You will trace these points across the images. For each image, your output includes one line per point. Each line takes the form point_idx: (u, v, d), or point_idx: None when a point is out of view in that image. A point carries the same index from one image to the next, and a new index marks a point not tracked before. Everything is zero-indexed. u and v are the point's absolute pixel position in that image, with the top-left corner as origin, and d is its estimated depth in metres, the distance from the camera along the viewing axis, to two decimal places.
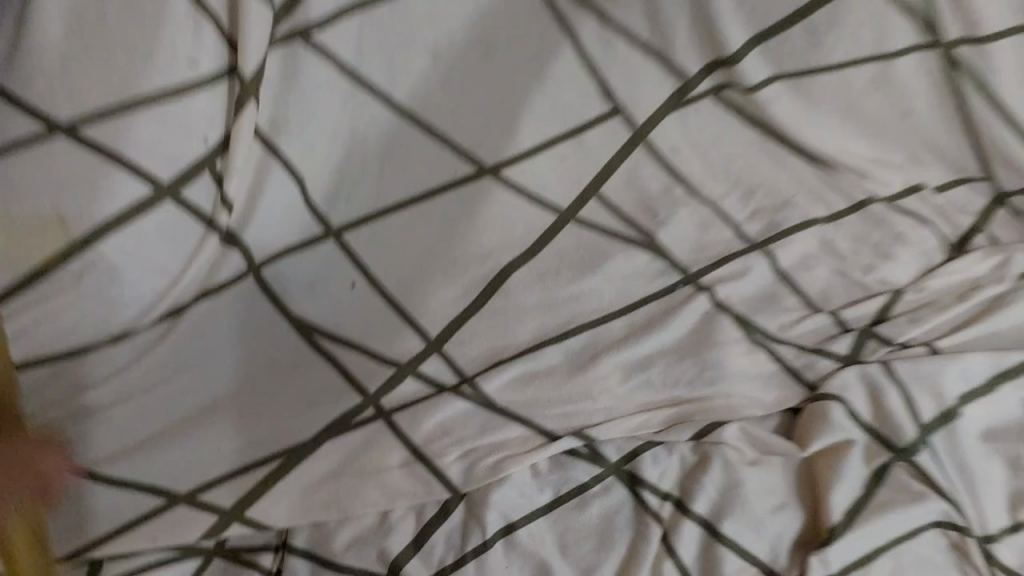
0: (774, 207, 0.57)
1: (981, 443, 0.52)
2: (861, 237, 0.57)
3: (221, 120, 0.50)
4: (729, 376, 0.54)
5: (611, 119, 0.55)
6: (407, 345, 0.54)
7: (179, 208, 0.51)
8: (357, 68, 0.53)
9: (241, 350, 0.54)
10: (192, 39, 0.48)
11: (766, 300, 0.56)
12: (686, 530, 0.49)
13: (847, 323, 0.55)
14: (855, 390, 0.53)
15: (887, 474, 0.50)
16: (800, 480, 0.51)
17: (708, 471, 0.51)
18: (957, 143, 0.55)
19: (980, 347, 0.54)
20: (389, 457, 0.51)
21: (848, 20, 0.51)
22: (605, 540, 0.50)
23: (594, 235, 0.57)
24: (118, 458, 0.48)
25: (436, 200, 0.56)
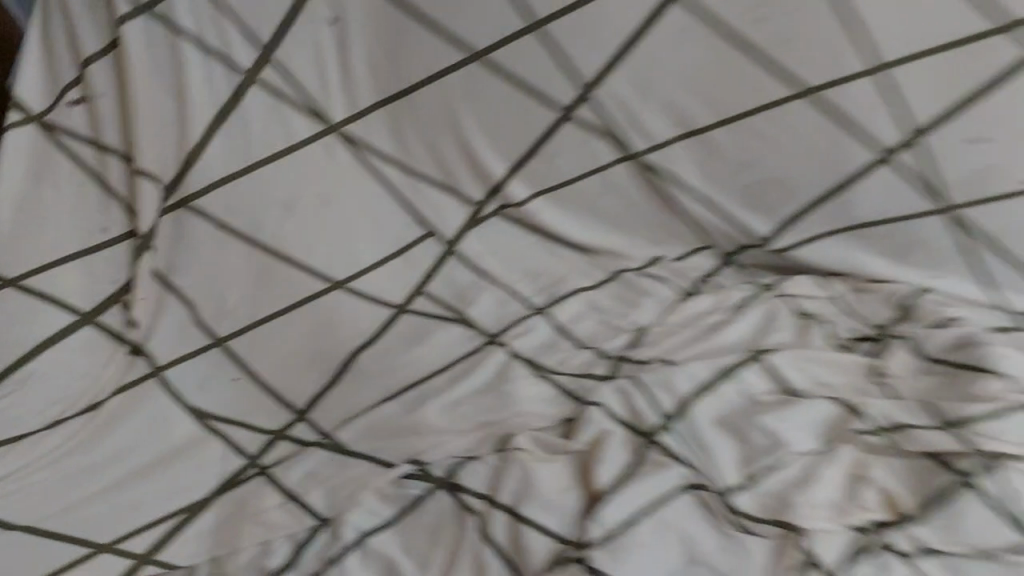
0: (555, 282, 0.85)
1: (714, 426, 0.72)
2: (618, 296, 0.85)
3: (123, 269, 0.80)
4: (518, 402, 0.74)
5: (427, 238, 0.85)
6: (280, 418, 0.75)
7: (97, 330, 0.78)
8: (242, 226, 0.81)
9: (152, 441, 0.72)
10: (101, 217, 0.80)
11: (549, 346, 0.79)
12: (496, 518, 0.65)
13: (608, 355, 0.78)
14: (612, 399, 0.73)
15: (641, 456, 0.69)
16: (578, 470, 0.69)
17: (508, 473, 0.68)
18: (670, 224, 0.87)
19: (700, 356, 0.77)
20: (267, 501, 0.68)
21: (565, 155, 0.83)
22: (436, 536, 0.66)
23: (423, 320, 0.81)
24: (57, 517, 0.67)
25: (303, 308, 0.80)
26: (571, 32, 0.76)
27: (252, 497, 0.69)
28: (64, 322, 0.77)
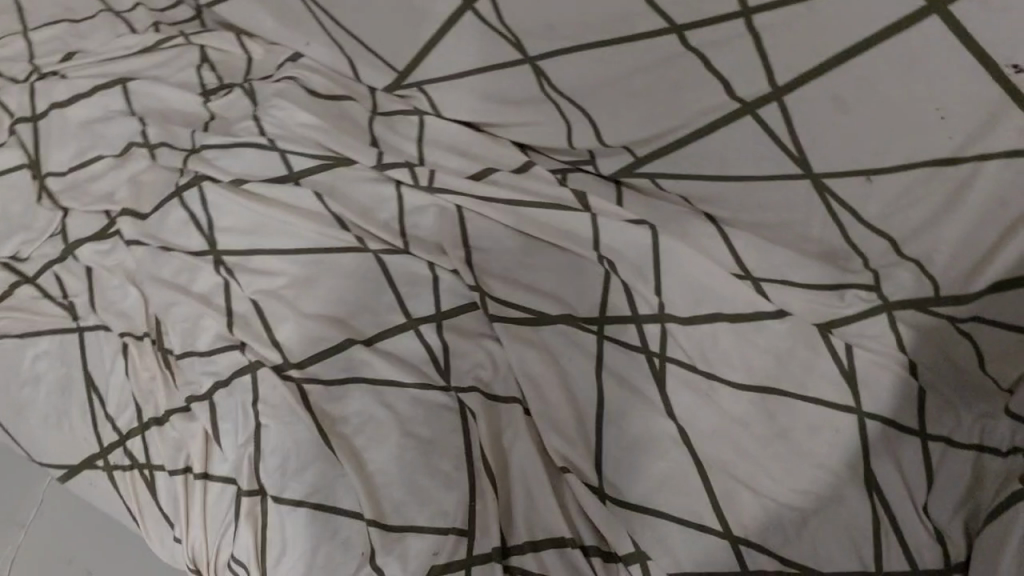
0: (692, 302, 0.75)
1: (771, 558, 0.66)
2: (730, 349, 0.73)
3: (387, 306, 0.81)
4: (614, 421, 0.72)
5: (572, 255, 0.78)
6: (452, 302, 0.80)
7: (569, 261, 0.78)
8: (461, 207, 0.82)
9: (521, 286, 0.78)
10: (340, 283, 0.82)
11: (627, 372, 0.73)
12: (713, 547, 0.66)
13: (677, 414, 0.71)
14: (679, 468, 0.69)
15: (741, 549, 0.66)
16: (685, 531, 0.67)
17: (654, 525, 0.67)
18: (821, 271, 0.74)
19: (780, 453, 0.69)
20: (499, 457, 0.73)
21: (735, 159, 0.72)
22: (695, 560, 0.66)
23: (527, 315, 0.77)
24: (501, 301, 0.78)
25: (419, 324, 0.80)
26: (785, 29, 0.60)
27: (647, 530, 0.67)
28: (345, 243, 0.83)
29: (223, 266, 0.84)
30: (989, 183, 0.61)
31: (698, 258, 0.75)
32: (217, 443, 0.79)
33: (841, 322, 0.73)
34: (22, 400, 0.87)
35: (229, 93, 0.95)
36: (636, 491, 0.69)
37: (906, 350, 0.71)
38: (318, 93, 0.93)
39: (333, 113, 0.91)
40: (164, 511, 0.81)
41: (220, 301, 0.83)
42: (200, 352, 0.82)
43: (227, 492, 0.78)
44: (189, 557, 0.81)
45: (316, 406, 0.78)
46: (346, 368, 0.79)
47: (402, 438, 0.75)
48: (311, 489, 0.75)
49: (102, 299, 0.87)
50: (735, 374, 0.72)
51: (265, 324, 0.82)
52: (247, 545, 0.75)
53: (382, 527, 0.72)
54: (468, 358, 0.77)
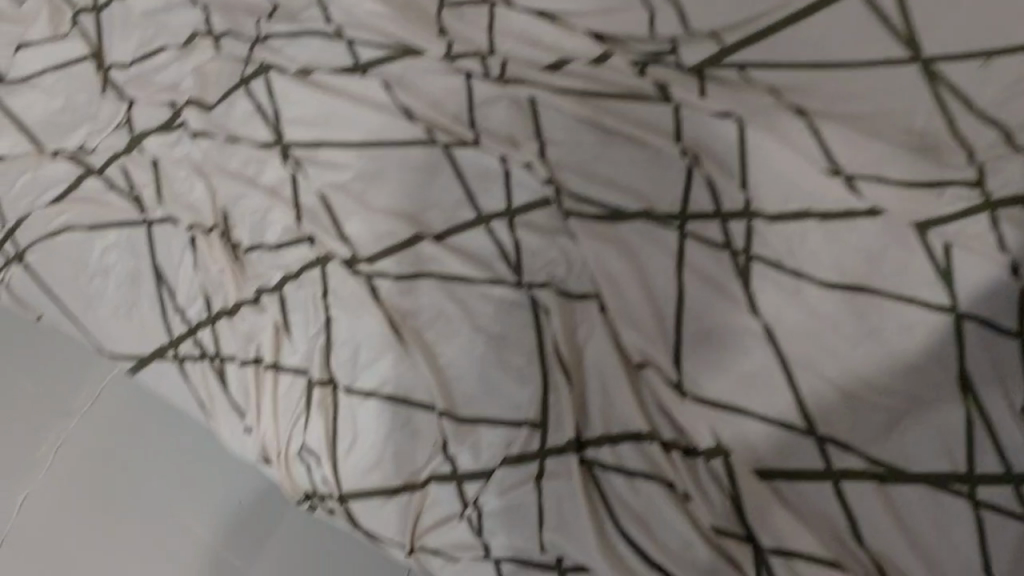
0: (779, 199, 0.71)
1: (857, 455, 0.65)
2: (820, 249, 0.69)
3: (457, 201, 0.78)
4: (695, 318, 0.70)
5: (653, 148, 0.75)
6: (524, 197, 0.76)
7: (651, 155, 0.75)
8: (536, 99, 0.79)
9: (599, 180, 0.76)
10: (409, 177, 0.79)
11: (709, 269, 0.70)
12: (797, 444, 0.65)
13: (762, 312, 0.69)
14: (764, 367, 0.67)
15: (825, 446, 0.65)
16: (769, 429, 0.66)
17: (738, 420, 0.67)
18: (920, 168, 0.69)
19: (869, 354, 0.66)
20: (573, 352, 0.71)
21: (836, 42, 0.70)
22: (778, 455, 0.66)
23: (604, 211, 0.75)
24: (577, 196, 0.75)
25: (490, 220, 0.76)
26: None
27: (729, 425, 0.67)
28: (414, 135, 0.80)
29: (291, 159, 0.82)
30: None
31: (785, 152, 0.71)
32: (287, 334, 0.79)
33: (938, 221, 0.67)
34: (94, 291, 0.88)
35: None
36: (717, 388, 0.68)
37: (1010, 249, 0.64)
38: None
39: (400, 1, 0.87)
40: (234, 400, 0.82)
41: (288, 193, 0.82)
42: (269, 244, 0.81)
43: (297, 384, 0.78)
44: (258, 445, 0.81)
45: (387, 300, 0.77)
46: (415, 263, 0.77)
47: (474, 334, 0.74)
48: (383, 381, 0.75)
49: (169, 191, 0.86)
50: (823, 272, 0.69)
51: (333, 218, 0.80)
52: (319, 434, 0.76)
53: (455, 418, 0.72)
54: (541, 255, 0.75)
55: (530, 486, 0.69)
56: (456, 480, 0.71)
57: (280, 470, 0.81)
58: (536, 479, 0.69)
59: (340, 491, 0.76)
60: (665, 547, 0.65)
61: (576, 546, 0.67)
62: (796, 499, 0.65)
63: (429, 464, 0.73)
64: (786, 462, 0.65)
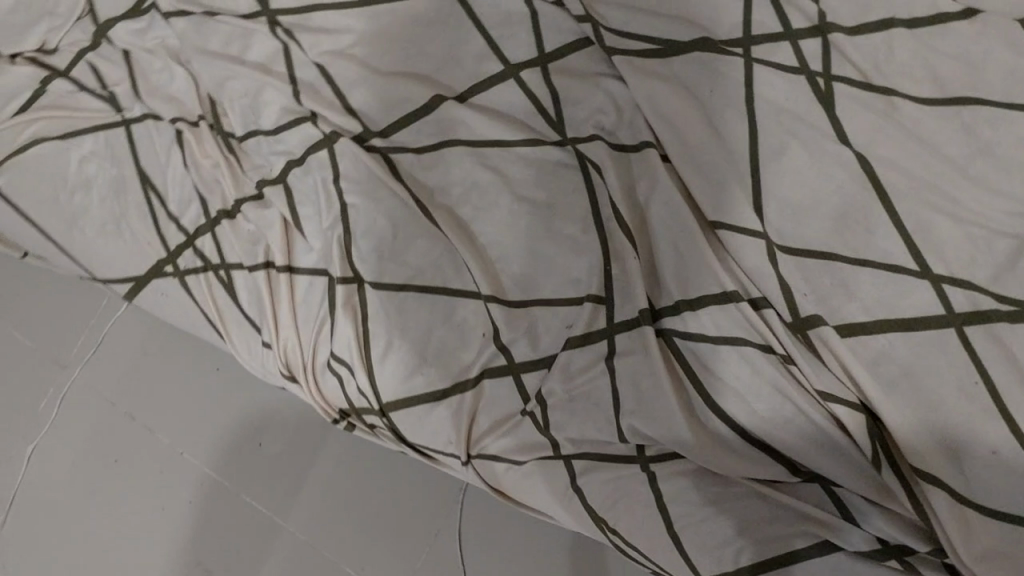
0: (856, 11, 0.59)
1: (982, 292, 0.54)
2: (908, 58, 0.59)
3: (476, 54, 0.67)
4: (775, 162, 0.58)
5: None
6: (557, 40, 0.66)
7: None
8: None
9: (641, 12, 0.63)
10: (419, 35, 0.68)
11: (786, 103, 0.59)
12: (912, 286, 0.54)
13: (849, 140, 0.58)
14: (863, 204, 0.57)
15: (942, 290, 0.54)
16: (875, 276, 0.55)
17: (834, 273, 0.55)
18: None
19: (977, 179, 0.56)
20: (631, 211, 0.61)
21: None
22: (887, 308, 0.54)
23: (654, 48, 0.63)
24: (624, 36, 0.63)
25: (520, 73, 0.65)
26: None
27: (828, 280, 0.55)
28: None
29: (279, 28, 0.71)
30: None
31: None
32: (299, 231, 0.69)
33: None
34: (77, 206, 0.77)
35: None
36: (808, 236, 0.57)
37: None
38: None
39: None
40: (247, 314, 0.73)
41: (281, 68, 0.70)
42: (265, 130, 0.70)
43: (316, 287, 0.68)
44: (281, 360, 0.72)
45: (409, 178, 0.67)
46: (437, 131, 0.66)
47: (514, 204, 0.63)
48: (415, 272, 0.64)
49: (147, 85, 0.76)
50: (919, 89, 0.58)
51: (336, 89, 0.69)
52: (349, 338, 0.66)
53: (503, 303, 0.62)
54: (587, 100, 0.64)
55: (600, 368, 0.60)
56: (514, 373, 0.62)
57: (307, 388, 0.72)
58: (607, 359, 0.59)
59: (379, 404, 0.67)
60: (770, 427, 0.56)
61: (659, 433, 0.57)
62: (917, 359, 0.53)
63: (479, 358, 0.63)
64: (898, 310, 0.54)
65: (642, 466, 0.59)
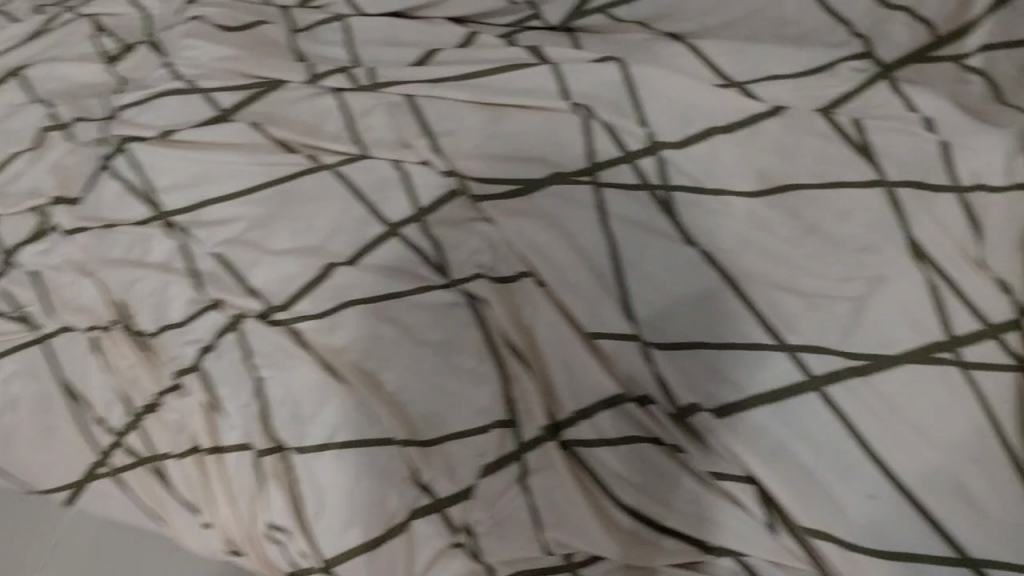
0: (681, 125, 0.68)
1: (834, 355, 0.60)
2: (733, 159, 0.67)
3: (357, 220, 0.72)
4: (638, 270, 0.65)
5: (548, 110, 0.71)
6: (429, 195, 0.72)
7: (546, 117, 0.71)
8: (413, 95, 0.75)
9: (499, 158, 0.70)
10: (303, 212, 0.73)
11: (636, 216, 0.66)
12: (774, 361, 0.61)
13: (696, 239, 0.65)
14: (719, 292, 0.63)
15: (800, 357, 0.60)
16: (741, 359, 0.61)
17: (700, 364, 0.62)
18: (794, 61, 0.69)
19: (814, 253, 0.63)
20: (521, 337, 0.68)
21: None
22: (755, 386, 0.60)
23: (516, 187, 0.69)
24: (487, 182, 0.70)
25: (400, 231, 0.71)
26: None
27: (699, 368, 0.62)
28: (300, 167, 0.74)
29: (175, 228, 0.76)
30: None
31: (675, 77, 0.70)
32: (219, 410, 0.73)
33: (838, 104, 0.67)
34: (4, 427, 0.79)
35: (135, 53, 0.85)
36: (676, 331, 0.63)
37: (918, 108, 0.66)
38: (226, 26, 0.82)
39: (248, 39, 0.81)
40: (184, 498, 0.75)
41: (183, 265, 0.76)
42: (177, 322, 0.75)
43: (243, 460, 0.72)
44: (224, 538, 0.75)
45: (313, 341, 0.71)
46: (335, 296, 0.71)
47: (414, 348, 0.68)
48: (333, 431, 0.67)
49: (58, 299, 0.79)
50: (750, 185, 0.66)
51: (236, 275, 0.74)
52: (283, 506, 0.69)
53: (420, 444, 0.66)
54: (465, 244, 0.70)
55: (516, 488, 0.64)
56: (438, 508, 0.65)
57: (252, 557, 0.74)
58: (521, 479, 0.64)
59: (321, 562, 0.68)
60: (675, 512, 0.61)
61: (579, 539, 0.62)
62: (791, 429, 0.59)
63: (407, 501, 0.65)
64: (766, 385, 0.60)
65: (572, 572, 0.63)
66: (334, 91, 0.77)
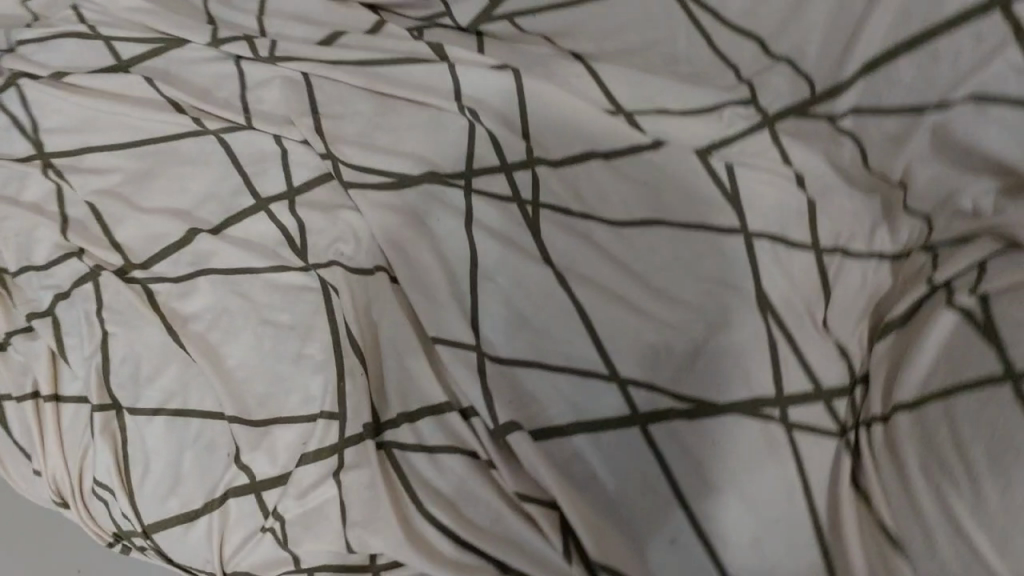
0: (564, 143, 0.67)
1: (663, 396, 0.59)
2: (602, 183, 0.66)
3: (229, 187, 0.72)
4: (491, 281, 0.64)
5: (436, 109, 0.71)
6: (304, 174, 0.72)
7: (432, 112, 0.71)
8: (307, 74, 0.74)
9: (376, 148, 0.70)
10: (180, 174, 0.73)
11: (499, 228, 0.65)
12: (605, 392, 0.60)
13: (553, 260, 0.64)
14: (566, 316, 0.62)
15: (631, 393, 0.59)
16: (573, 385, 0.60)
17: (532, 383, 0.61)
18: (686, 96, 0.66)
19: (664, 291, 0.62)
20: (365, 332, 0.66)
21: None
22: (579, 414, 0.60)
23: (388, 181, 0.69)
24: (361, 170, 0.69)
25: (269, 206, 0.71)
26: None
27: (531, 386, 0.61)
28: (185, 127, 0.74)
29: (51, 169, 0.75)
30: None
31: (562, 95, 0.68)
32: (64, 359, 0.72)
33: (717, 148, 0.65)
34: None
35: None
36: (516, 347, 0.62)
37: (793, 162, 0.64)
38: None
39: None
40: (20, 444, 0.73)
41: (53, 208, 0.75)
42: (37, 264, 0.73)
43: (82, 412, 0.71)
44: (54, 487, 0.73)
45: (164, 304, 0.70)
46: (195, 262, 0.70)
47: (260, 326, 0.67)
48: (168, 396, 0.68)
49: None
50: (615, 213, 0.65)
51: (104, 227, 0.73)
52: (109, 466, 0.68)
53: (247, 424, 0.64)
54: (329, 229, 0.69)
55: (332, 481, 0.62)
56: (257, 490, 0.64)
57: (78, 512, 0.72)
58: (335, 474, 0.62)
59: (142, 526, 0.68)
60: (481, 528, 0.59)
61: (382, 543, 0.60)
62: (606, 462, 0.59)
63: (226, 477, 0.65)
64: (592, 414, 0.60)
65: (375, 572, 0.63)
66: (233, 58, 0.75)
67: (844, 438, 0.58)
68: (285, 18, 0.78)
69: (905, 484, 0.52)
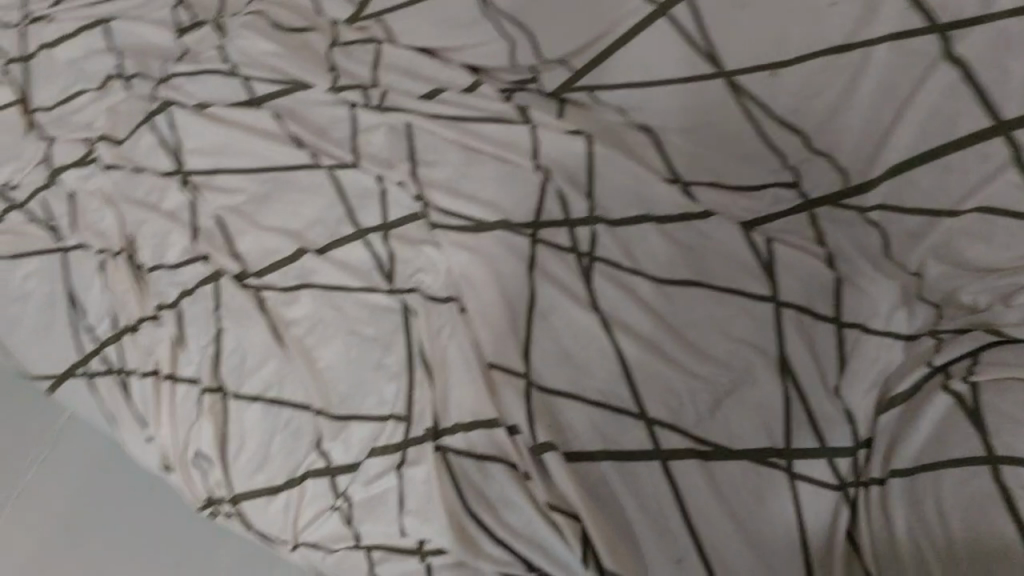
0: (624, 205, 0.77)
1: (682, 438, 0.68)
2: (651, 244, 0.75)
3: (334, 215, 0.84)
4: (546, 319, 0.74)
5: (516, 165, 0.82)
6: (398, 211, 0.83)
7: (512, 168, 0.81)
8: (412, 125, 0.86)
9: (461, 195, 0.81)
10: (294, 199, 0.86)
11: (559, 275, 0.75)
12: (633, 427, 0.69)
13: (601, 307, 0.73)
14: (609, 357, 0.71)
15: (656, 432, 0.68)
16: (606, 417, 0.70)
17: (573, 411, 0.70)
18: (735, 176, 0.75)
19: (697, 344, 0.71)
20: (438, 352, 0.76)
21: (643, 63, 0.75)
22: (610, 443, 0.69)
23: (468, 224, 0.80)
24: (447, 213, 0.81)
25: (366, 235, 0.83)
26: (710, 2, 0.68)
27: (573, 412, 0.70)
28: (301, 160, 0.87)
29: (189, 184, 0.89)
30: (881, 73, 0.62)
31: (628, 165, 0.78)
32: (183, 346, 0.84)
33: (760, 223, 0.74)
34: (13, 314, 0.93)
35: (201, 29, 0.98)
36: (560, 377, 0.72)
37: (825, 243, 0.72)
38: (282, 26, 0.95)
39: (294, 43, 0.94)
40: (137, 411, 0.86)
41: (187, 218, 0.88)
42: (169, 264, 0.87)
43: (191, 393, 0.83)
44: (161, 453, 0.85)
45: (272, 308, 0.83)
46: (299, 276, 0.83)
47: (348, 336, 0.79)
48: (266, 386, 0.80)
49: (84, 220, 0.93)
50: (661, 271, 0.74)
51: (228, 238, 0.86)
52: (210, 439, 0.80)
53: (331, 416, 0.77)
54: (411, 260, 0.81)
55: (393, 474, 0.73)
56: (330, 474, 0.75)
57: (178, 479, 0.84)
58: (397, 467, 0.73)
59: (232, 494, 0.80)
60: (515, 529, 0.68)
61: (430, 529, 0.70)
62: (626, 487, 0.67)
63: (305, 461, 0.77)
64: (619, 444, 0.69)
65: (420, 557, 0.71)
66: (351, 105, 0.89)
67: (842, 493, 0.65)
68: (397, 73, 0.90)
69: (890, 539, 0.60)
